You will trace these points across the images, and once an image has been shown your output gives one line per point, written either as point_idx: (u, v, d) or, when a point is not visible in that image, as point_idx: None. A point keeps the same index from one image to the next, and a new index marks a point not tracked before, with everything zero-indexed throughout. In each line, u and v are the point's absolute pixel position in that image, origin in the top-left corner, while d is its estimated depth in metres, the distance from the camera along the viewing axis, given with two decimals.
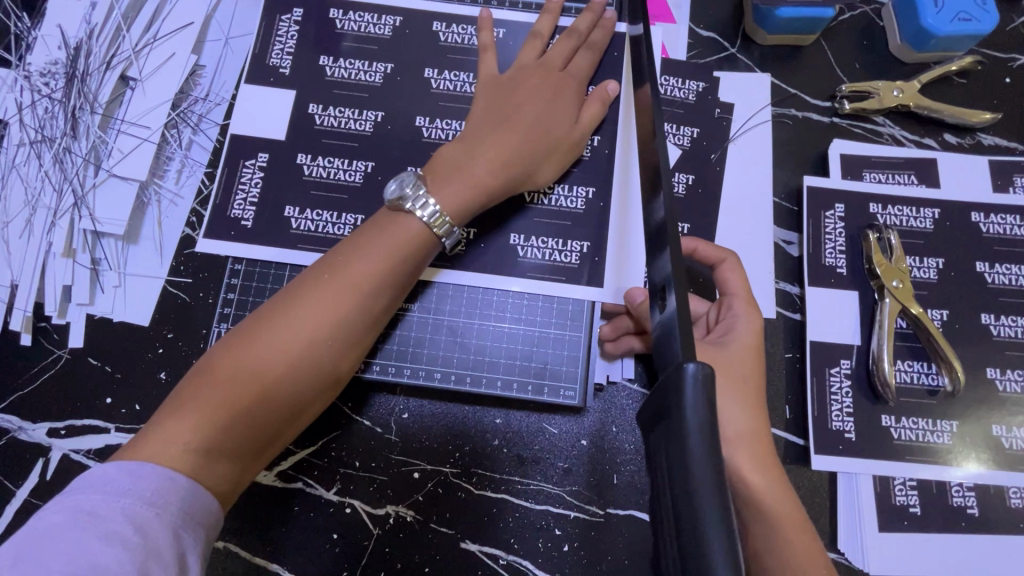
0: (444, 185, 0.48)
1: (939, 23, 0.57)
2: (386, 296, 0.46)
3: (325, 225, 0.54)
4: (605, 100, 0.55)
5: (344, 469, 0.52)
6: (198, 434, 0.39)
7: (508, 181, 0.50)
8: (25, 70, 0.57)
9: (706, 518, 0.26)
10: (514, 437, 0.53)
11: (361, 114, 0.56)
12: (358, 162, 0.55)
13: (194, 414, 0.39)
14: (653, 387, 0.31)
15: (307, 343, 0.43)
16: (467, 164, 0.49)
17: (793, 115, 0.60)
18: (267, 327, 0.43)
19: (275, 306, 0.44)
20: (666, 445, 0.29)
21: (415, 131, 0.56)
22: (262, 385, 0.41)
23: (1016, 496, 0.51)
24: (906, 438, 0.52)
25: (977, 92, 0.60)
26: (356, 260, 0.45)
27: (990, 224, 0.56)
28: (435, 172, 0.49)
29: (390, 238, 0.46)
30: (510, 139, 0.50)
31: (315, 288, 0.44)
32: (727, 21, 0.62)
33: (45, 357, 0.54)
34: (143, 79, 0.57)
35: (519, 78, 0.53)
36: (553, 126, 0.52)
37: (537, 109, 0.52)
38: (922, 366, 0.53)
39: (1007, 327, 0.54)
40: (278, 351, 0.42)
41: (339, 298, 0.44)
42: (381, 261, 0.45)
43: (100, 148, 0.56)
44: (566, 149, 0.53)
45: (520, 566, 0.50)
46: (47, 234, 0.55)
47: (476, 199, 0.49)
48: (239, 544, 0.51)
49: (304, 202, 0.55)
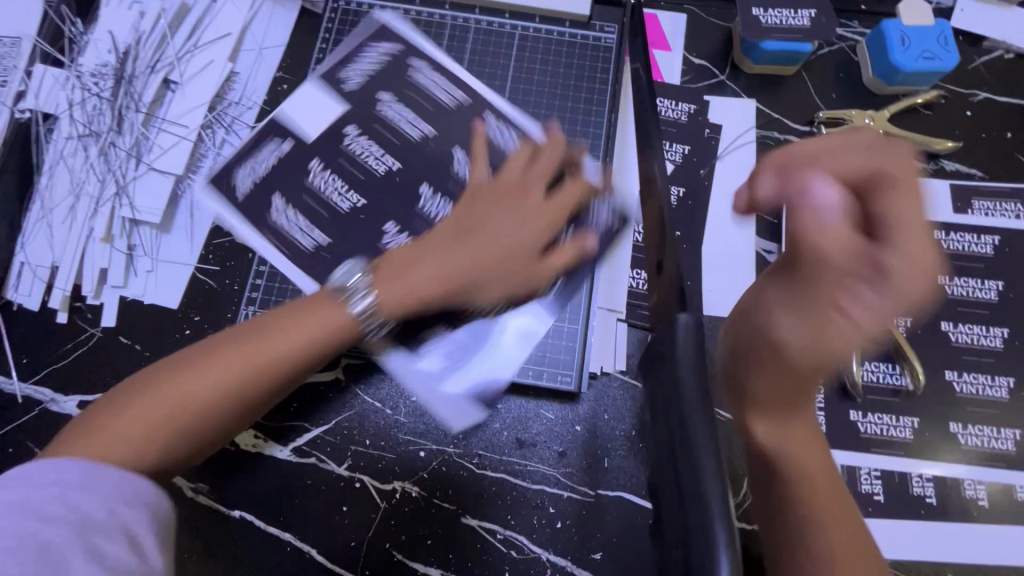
0: (384, 281, 0.45)
1: (905, 60, 0.64)
2: (289, 378, 0.43)
3: (308, 233, 0.59)
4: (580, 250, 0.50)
5: (354, 446, 0.56)
6: (111, 456, 0.38)
7: (444, 285, 0.45)
8: (77, 70, 0.62)
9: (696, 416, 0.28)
10: (514, 420, 0.57)
11: (383, 155, 0.61)
12: (349, 205, 0.59)
13: (115, 437, 0.38)
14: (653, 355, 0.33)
15: (208, 416, 0.40)
16: (403, 281, 0.45)
17: (775, 137, 0.66)
18: (166, 386, 0.40)
19: (174, 368, 0.40)
20: (661, 380, 0.31)
21: (423, 180, 0.60)
22: (188, 425, 0.40)
23: (972, 488, 0.56)
24: (871, 431, 0.57)
25: (941, 123, 0.67)
26: (271, 337, 0.42)
27: (951, 241, 0.62)
28: (380, 270, 0.45)
29: (316, 320, 0.43)
30: (464, 258, 0.46)
31: (222, 359, 0.41)
32: (718, 51, 0.68)
33: (80, 334, 0.58)
34: (184, 83, 0.63)
35: (489, 201, 0.49)
36: (508, 279, 0.47)
37: (499, 227, 0.47)
38: (888, 367, 0.58)
39: (964, 334, 0.59)
40: (173, 414, 0.39)
41: (245, 376, 0.41)
42: (302, 345, 0.42)
43: (142, 144, 0.61)
44: (530, 275, 0.47)
45: (516, 540, 0.54)
46: (89, 220, 0.59)
47: (415, 305, 0.45)
48: (254, 513, 0.55)
49: (307, 212, 0.59)
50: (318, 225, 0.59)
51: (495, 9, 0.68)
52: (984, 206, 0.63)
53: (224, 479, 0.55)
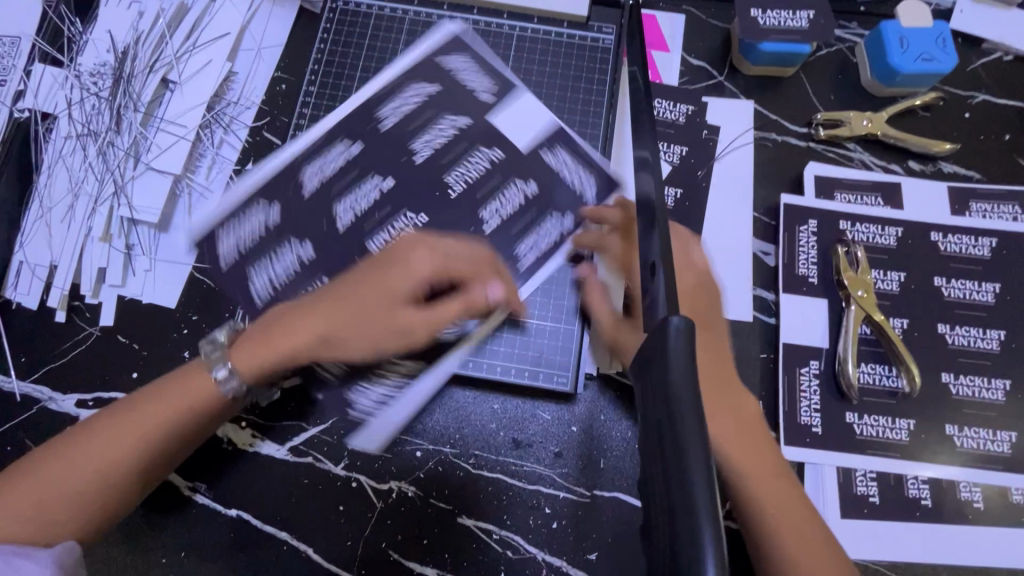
0: (244, 344, 0.50)
1: (904, 62, 0.64)
2: (181, 437, 0.48)
3: (235, 233, 0.58)
4: (471, 306, 0.52)
5: (351, 446, 0.56)
6: (7, 533, 0.43)
7: (311, 348, 0.50)
8: (76, 70, 0.62)
9: (687, 418, 0.27)
10: (510, 421, 0.57)
11: (351, 200, 0.59)
12: (243, 241, 0.58)
13: (4, 515, 0.43)
14: (643, 347, 0.32)
15: (106, 477, 0.45)
16: (269, 351, 0.49)
17: (773, 138, 0.66)
18: (63, 456, 0.45)
19: (77, 434, 0.46)
20: (651, 377, 0.30)
21: (359, 219, 0.59)
22: (66, 495, 0.44)
23: (967, 490, 0.56)
24: (867, 433, 0.57)
25: (939, 125, 0.67)
26: (147, 406, 0.47)
27: (949, 243, 0.62)
28: (250, 331, 0.51)
29: (187, 391, 0.48)
30: (348, 309, 0.50)
31: (109, 426, 0.46)
32: (716, 52, 0.68)
33: (79, 333, 0.58)
34: (182, 82, 0.63)
35: (376, 272, 0.51)
36: (365, 347, 0.51)
37: (376, 292, 0.51)
38: (884, 369, 0.58)
39: (961, 337, 0.59)
40: (75, 476, 0.45)
41: (127, 442, 0.46)
42: (170, 411, 0.47)
43: (140, 143, 0.61)
44: (404, 326, 0.51)
45: (512, 541, 0.54)
46: (87, 220, 0.60)
47: (270, 367, 0.50)
48: (250, 513, 0.55)
49: (210, 231, 0.58)
50: (222, 242, 0.58)
51: (494, 9, 0.68)
52: (981, 208, 0.63)
53: (222, 478, 0.55)
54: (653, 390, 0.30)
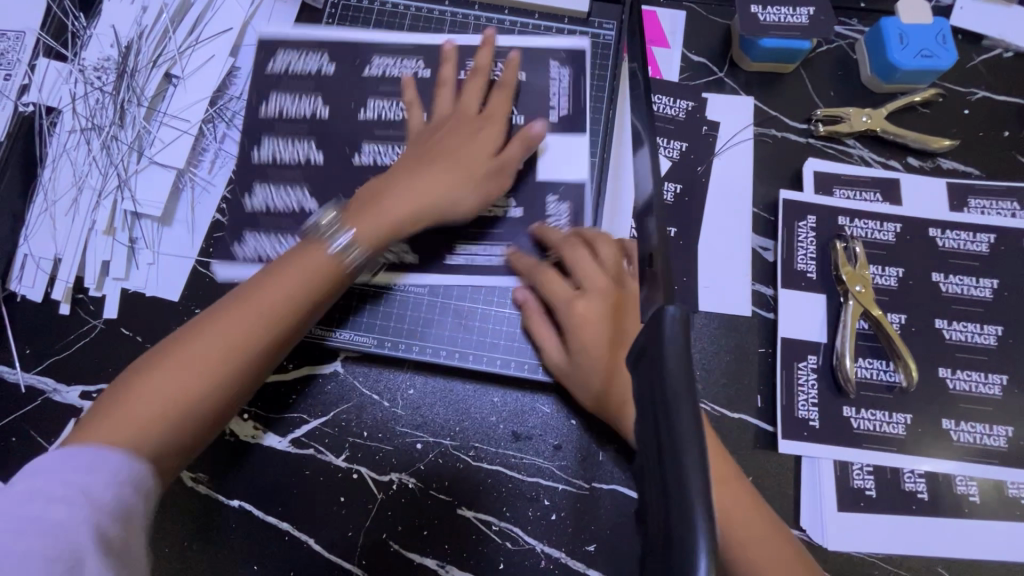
0: (356, 216, 0.52)
1: (903, 58, 0.64)
2: (304, 314, 0.49)
3: (285, 108, 0.63)
4: (529, 143, 0.59)
5: (353, 437, 0.57)
6: (139, 423, 0.41)
7: (410, 222, 0.54)
8: (80, 64, 0.63)
9: (681, 413, 0.28)
10: (509, 414, 0.58)
11: (381, 104, 0.63)
12: (262, 189, 0.61)
13: (138, 407, 0.42)
14: (639, 337, 0.33)
15: (231, 358, 0.45)
16: (383, 220, 0.53)
17: (773, 134, 0.66)
18: (181, 349, 0.44)
19: (195, 326, 0.46)
20: (646, 369, 0.31)
21: (376, 121, 0.62)
22: (197, 377, 0.44)
23: (963, 483, 0.56)
24: (864, 427, 0.57)
25: (938, 121, 0.67)
26: (268, 287, 0.47)
27: (947, 239, 0.62)
28: (357, 204, 0.54)
29: (307, 266, 0.49)
30: (431, 177, 0.55)
31: (232, 312, 0.46)
32: (717, 49, 0.69)
33: (83, 325, 0.59)
34: (186, 77, 0.63)
35: (444, 134, 0.58)
36: (456, 208, 0.56)
37: (454, 149, 0.57)
38: (881, 364, 0.59)
39: (958, 332, 0.60)
40: (197, 366, 0.44)
41: (252, 323, 0.46)
42: (294, 286, 0.48)
43: (143, 137, 0.61)
44: (478, 176, 0.57)
45: (511, 532, 0.55)
46: (91, 213, 0.60)
47: (388, 233, 0.53)
48: (252, 503, 0.55)
49: (256, 136, 0.62)
50: (258, 154, 0.62)
51: (495, 5, 0.68)
52: (980, 204, 0.64)
53: (223, 469, 0.56)
54: (649, 383, 0.30)
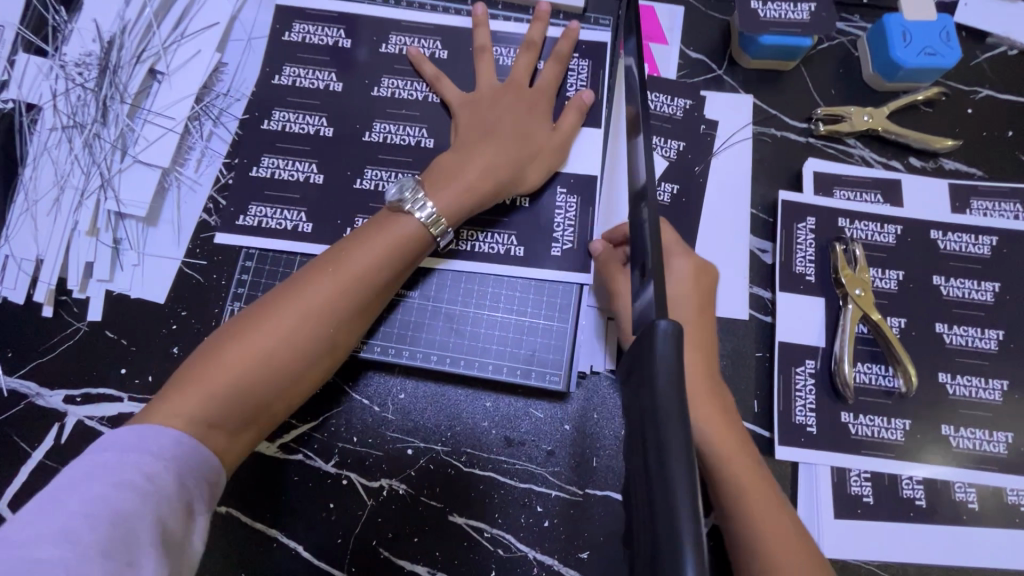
0: (437, 190, 0.53)
1: (907, 56, 0.62)
2: (378, 287, 0.51)
3: (289, 124, 0.61)
4: (583, 110, 0.59)
5: (342, 443, 0.56)
6: (232, 381, 0.44)
7: (492, 188, 0.55)
8: (61, 60, 0.61)
9: (672, 442, 0.26)
10: (502, 419, 0.57)
11: (395, 83, 0.62)
12: (258, 207, 0.59)
13: (231, 365, 0.45)
14: (629, 350, 0.31)
15: (310, 326, 0.48)
16: (465, 189, 0.54)
17: (772, 134, 0.65)
18: (266, 315, 0.47)
19: (278, 294, 0.48)
20: (638, 388, 0.29)
21: (389, 100, 0.62)
22: (284, 341, 0.47)
23: (962, 490, 0.55)
24: (863, 433, 0.56)
25: (941, 120, 0.66)
26: (350, 257, 0.50)
27: (948, 241, 0.61)
28: (432, 179, 0.55)
29: (386, 237, 0.51)
30: (498, 147, 0.55)
31: (315, 280, 0.49)
32: (715, 46, 0.67)
33: (66, 328, 0.58)
34: (170, 73, 0.62)
35: (497, 102, 0.58)
36: (532, 176, 0.57)
37: (515, 121, 0.57)
38: (881, 369, 0.58)
39: (959, 336, 0.59)
40: (282, 331, 0.47)
41: (334, 291, 0.49)
42: (374, 257, 0.50)
43: (127, 135, 0.60)
44: (540, 148, 0.57)
45: (504, 540, 0.54)
46: (73, 213, 0.59)
47: (470, 205, 0.54)
48: (239, 509, 0.54)
49: (257, 152, 0.60)
50: (259, 170, 0.60)
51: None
52: (982, 206, 0.63)
53: None
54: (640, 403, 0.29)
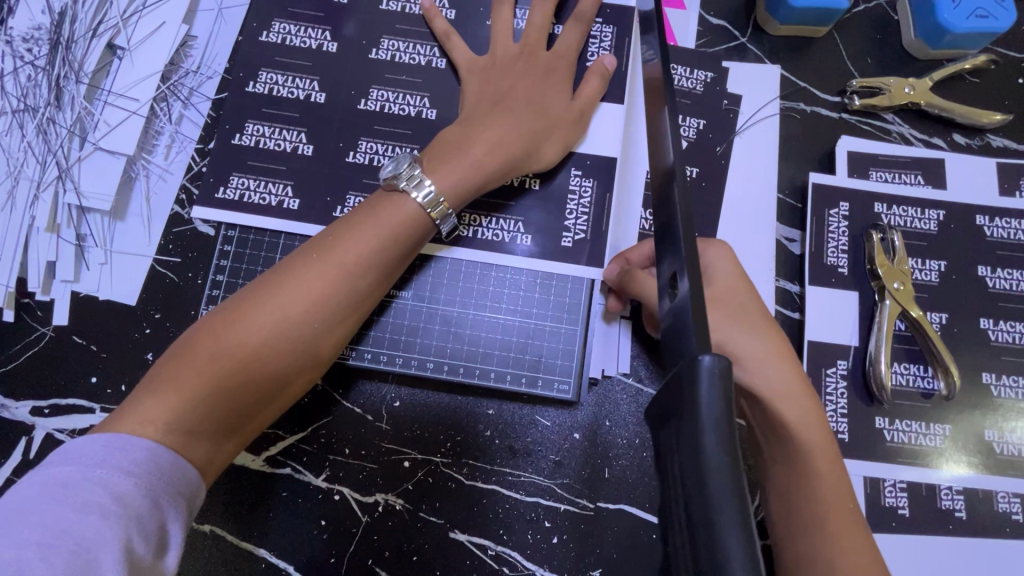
0: (439, 167, 0.48)
1: (956, 19, 0.55)
2: (375, 276, 0.46)
3: (276, 86, 0.55)
4: (602, 82, 0.53)
5: (332, 456, 0.52)
6: (210, 382, 0.39)
7: (500, 166, 0.49)
8: (8, 35, 0.55)
9: (729, 539, 0.21)
10: (505, 427, 0.52)
11: (396, 44, 0.56)
12: (240, 178, 0.54)
13: (208, 364, 0.40)
14: (663, 385, 0.26)
15: (300, 321, 0.42)
16: (469, 166, 0.48)
17: (801, 109, 0.59)
18: (249, 308, 0.42)
19: (263, 285, 0.43)
20: (676, 450, 0.24)
21: (388, 64, 0.56)
22: (269, 337, 0.41)
23: (1005, 500, 0.51)
24: (898, 440, 0.52)
25: (989, 92, 0.59)
26: (343, 243, 0.45)
27: (995, 228, 0.56)
28: (433, 154, 0.49)
29: (383, 220, 0.46)
30: (509, 119, 0.50)
31: (303, 269, 0.43)
32: (739, 10, 0.60)
33: (29, 334, 0.53)
34: (132, 48, 0.55)
35: (509, 68, 0.52)
36: (547, 151, 0.51)
37: (528, 90, 0.51)
38: (919, 369, 0.53)
39: (1005, 333, 0.54)
40: (268, 326, 0.41)
41: (325, 280, 0.43)
42: (369, 243, 0.45)
43: (86, 120, 0.54)
44: (555, 120, 0.51)
45: (509, 557, 0.50)
46: (30, 208, 0.53)
47: (474, 184, 0.49)
48: (224, 528, 0.50)
49: (240, 118, 0.54)
50: (243, 135, 0.54)
51: None
52: None
53: None
54: (681, 473, 0.23)
